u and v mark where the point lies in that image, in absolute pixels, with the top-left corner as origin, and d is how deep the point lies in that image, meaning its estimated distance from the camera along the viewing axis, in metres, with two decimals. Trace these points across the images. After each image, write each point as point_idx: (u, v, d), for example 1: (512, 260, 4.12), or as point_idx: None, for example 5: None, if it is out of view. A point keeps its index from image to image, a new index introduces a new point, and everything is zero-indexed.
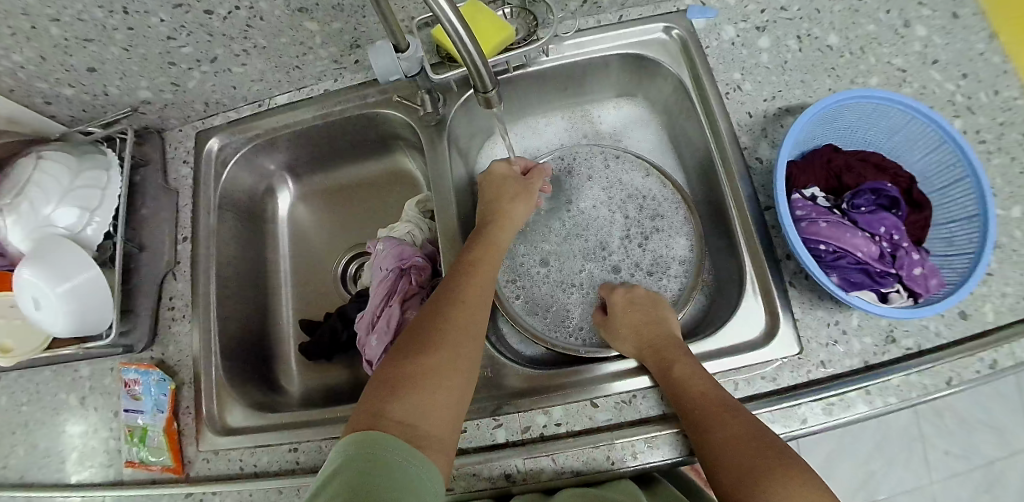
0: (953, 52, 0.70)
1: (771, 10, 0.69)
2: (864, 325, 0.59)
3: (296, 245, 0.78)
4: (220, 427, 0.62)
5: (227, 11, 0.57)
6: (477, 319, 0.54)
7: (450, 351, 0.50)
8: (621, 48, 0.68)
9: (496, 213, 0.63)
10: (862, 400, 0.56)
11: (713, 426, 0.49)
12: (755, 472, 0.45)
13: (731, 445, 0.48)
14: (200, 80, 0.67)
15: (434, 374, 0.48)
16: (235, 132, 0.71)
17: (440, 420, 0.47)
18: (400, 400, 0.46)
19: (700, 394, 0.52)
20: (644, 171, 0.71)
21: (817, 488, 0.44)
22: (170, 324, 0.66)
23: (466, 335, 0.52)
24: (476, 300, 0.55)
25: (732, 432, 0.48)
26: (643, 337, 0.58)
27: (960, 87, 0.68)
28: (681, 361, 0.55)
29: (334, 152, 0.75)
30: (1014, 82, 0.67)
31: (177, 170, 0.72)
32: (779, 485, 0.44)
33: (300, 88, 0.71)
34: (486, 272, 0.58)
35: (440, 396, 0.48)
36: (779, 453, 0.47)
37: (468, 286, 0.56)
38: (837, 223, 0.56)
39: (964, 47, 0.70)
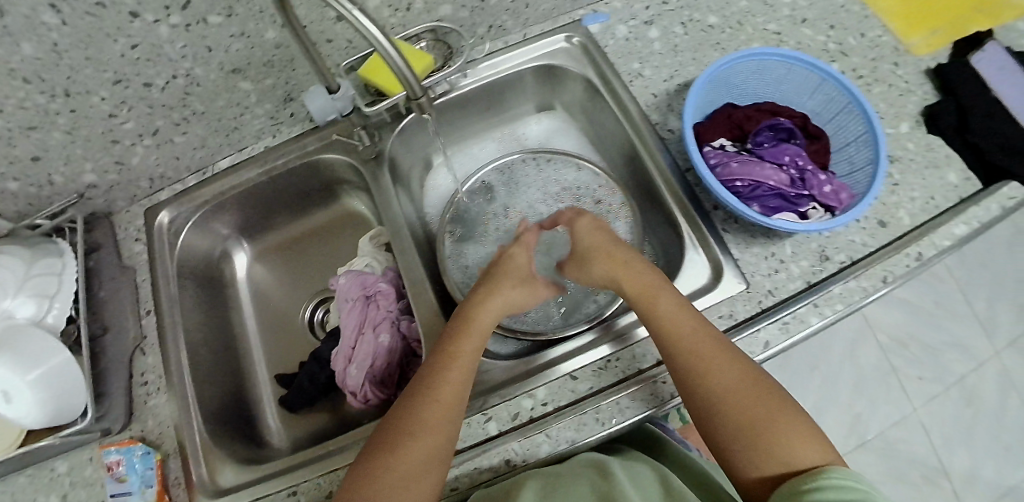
0: (818, 10, 0.80)
1: (654, 5, 0.78)
2: (798, 252, 0.66)
3: (259, 304, 0.79)
4: (212, 489, 0.61)
5: (165, 81, 0.62)
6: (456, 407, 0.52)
7: (428, 437, 0.50)
8: (532, 60, 0.75)
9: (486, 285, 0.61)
10: (812, 313, 0.62)
11: (714, 370, 0.51)
12: (755, 419, 0.49)
13: (733, 394, 0.50)
14: (144, 155, 0.69)
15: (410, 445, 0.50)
16: (184, 202, 0.73)
17: (420, 482, 0.49)
18: (383, 469, 0.49)
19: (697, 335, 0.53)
20: (573, 162, 0.75)
21: (810, 433, 0.49)
22: (146, 400, 0.66)
23: (446, 399, 0.52)
24: (458, 365, 0.54)
25: (732, 380, 0.51)
26: (618, 271, 0.61)
27: (829, 37, 0.78)
28: (665, 298, 0.56)
29: (282, 206, 0.78)
30: (876, 23, 0.80)
31: (130, 249, 0.72)
32: (779, 432, 0.48)
33: (241, 149, 0.75)
34: (466, 350, 0.55)
35: (420, 465, 0.49)
36: (778, 401, 0.50)
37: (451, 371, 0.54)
38: (747, 161, 0.62)
39: (827, 5, 0.80)
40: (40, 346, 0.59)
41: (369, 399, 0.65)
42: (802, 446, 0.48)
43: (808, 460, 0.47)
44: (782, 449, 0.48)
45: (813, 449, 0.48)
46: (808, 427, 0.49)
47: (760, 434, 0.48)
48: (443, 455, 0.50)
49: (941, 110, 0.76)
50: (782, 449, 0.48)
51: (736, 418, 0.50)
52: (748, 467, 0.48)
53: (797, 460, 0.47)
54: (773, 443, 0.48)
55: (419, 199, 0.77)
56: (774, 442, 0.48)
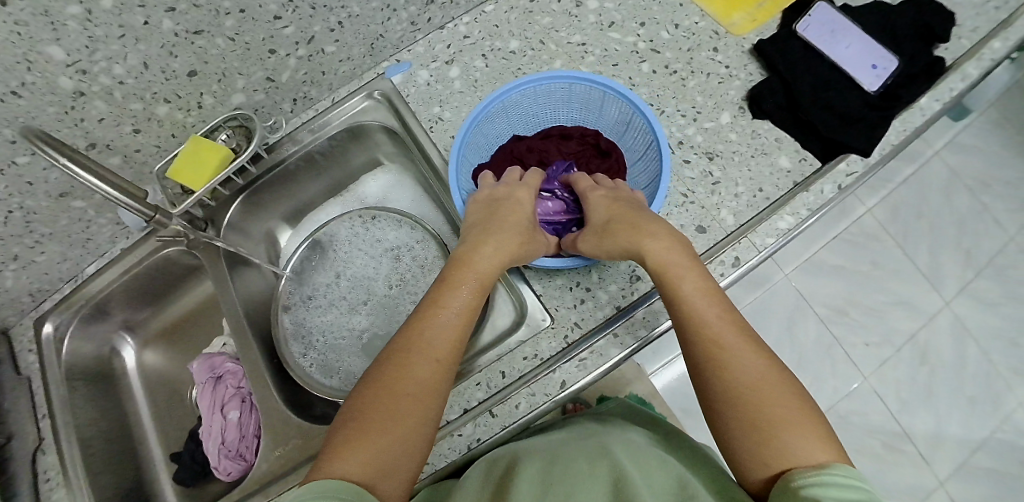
0: (626, 9, 0.76)
1: (455, 42, 0.77)
2: (607, 276, 0.66)
3: (149, 388, 0.87)
4: None
5: (4, 216, 0.68)
6: (443, 376, 0.48)
7: (388, 425, 0.44)
8: (342, 122, 0.77)
9: (480, 232, 0.58)
10: (613, 345, 0.62)
11: (741, 355, 0.46)
12: (786, 411, 0.43)
13: (766, 378, 0.45)
14: (15, 277, 0.77)
15: (418, 400, 0.46)
16: (63, 310, 0.81)
17: (404, 455, 0.43)
18: (362, 438, 0.43)
19: (726, 316, 0.49)
20: (394, 220, 0.78)
21: (826, 433, 0.43)
22: (49, 495, 0.74)
23: (443, 359, 0.48)
24: (455, 329, 0.50)
25: (761, 363, 0.46)
26: (620, 220, 0.58)
27: (640, 36, 0.75)
28: (692, 275, 0.51)
29: (152, 297, 0.85)
30: (692, 10, 0.76)
31: (26, 360, 0.80)
32: (790, 428, 0.42)
33: (102, 254, 0.83)
34: (445, 321, 0.50)
35: (393, 438, 0.43)
36: (798, 394, 0.45)
37: (438, 334, 0.49)
38: None
39: (634, 2, 0.76)
40: None
41: (230, 472, 0.70)
42: (817, 441, 0.42)
43: (823, 456, 0.41)
44: (788, 443, 0.41)
45: (826, 445, 0.42)
46: (819, 422, 0.43)
47: (758, 431, 0.42)
48: (421, 439, 0.45)
49: (762, 92, 0.72)
50: (795, 445, 0.41)
51: (740, 416, 0.44)
52: (757, 465, 0.42)
53: (811, 456, 0.41)
54: (792, 436, 0.42)
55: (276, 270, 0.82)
56: (778, 439, 0.42)
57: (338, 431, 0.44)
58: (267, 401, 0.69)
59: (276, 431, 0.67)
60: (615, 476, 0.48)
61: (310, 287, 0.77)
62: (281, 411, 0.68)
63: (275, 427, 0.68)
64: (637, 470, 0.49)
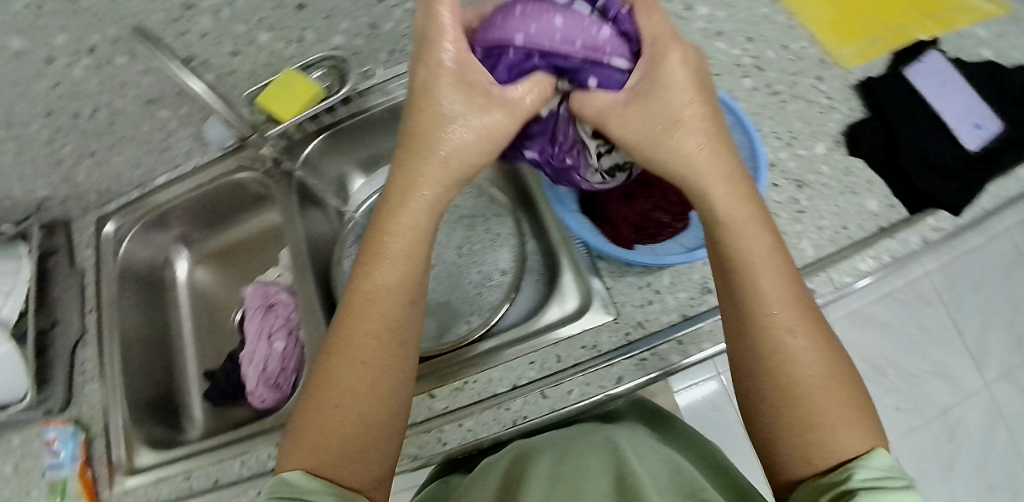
0: (736, 21, 0.76)
1: None
2: (678, 283, 0.65)
3: (193, 305, 0.87)
4: (128, 468, 0.71)
5: (90, 110, 0.70)
6: (379, 338, 0.45)
7: (383, 395, 0.45)
8: None
9: (411, 156, 0.45)
10: (675, 351, 0.61)
11: (785, 325, 0.41)
12: (825, 395, 0.40)
13: (814, 354, 0.41)
14: (87, 172, 0.78)
15: (382, 380, 0.45)
16: (127, 213, 0.82)
17: (375, 428, 0.44)
18: (323, 416, 0.44)
19: (772, 267, 0.42)
20: (472, 191, 0.82)
21: (865, 415, 0.40)
22: (82, 387, 0.75)
23: (390, 332, 0.45)
24: (387, 301, 0.45)
25: (809, 338, 0.41)
26: (654, 133, 0.43)
27: (745, 50, 0.75)
28: (756, 220, 0.43)
29: (214, 219, 0.85)
30: (800, 35, 0.76)
31: (82, 254, 0.82)
32: (827, 411, 0.39)
33: (174, 166, 0.82)
34: (398, 251, 0.46)
35: (377, 409, 0.44)
36: (842, 370, 0.41)
37: (389, 270, 0.46)
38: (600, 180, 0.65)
39: (748, 14, 0.77)
40: None
41: (264, 400, 0.71)
42: (855, 428, 0.39)
43: (858, 445, 0.39)
44: (825, 428, 0.39)
45: (863, 430, 0.39)
46: (860, 403, 0.41)
47: (794, 409, 0.40)
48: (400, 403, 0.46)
49: (861, 131, 0.71)
50: (828, 430, 0.39)
51: (775, 393, 0.41)
52: (789, 445, 0.40)
53: (845, 443, 0.39)
54: (827, 421, 0.39)
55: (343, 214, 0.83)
56: (816, 422, 0.39)
57: (309, 416, 0.44)
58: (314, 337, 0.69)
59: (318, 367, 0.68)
60: (574, 495, 0.49)
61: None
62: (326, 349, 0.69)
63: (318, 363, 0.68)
64: (598, 487, 0.50)
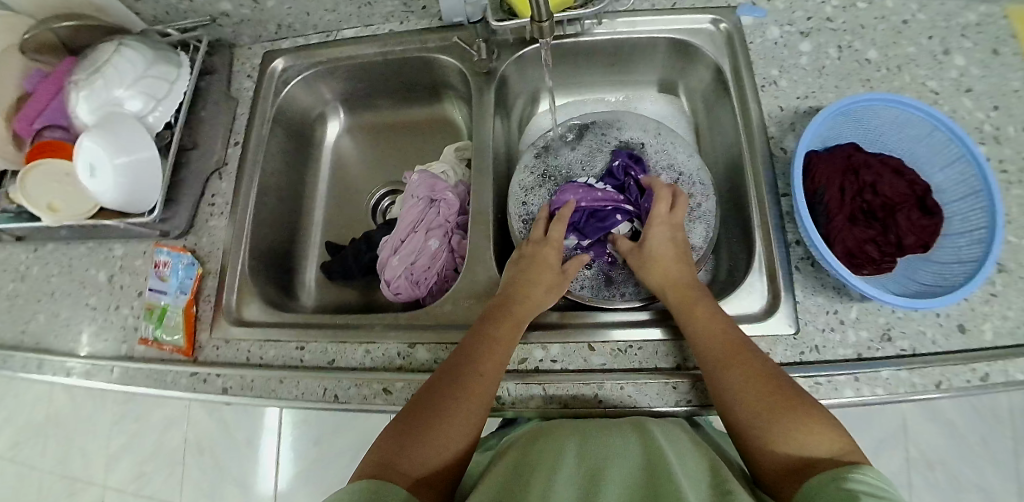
0: (987, 84, 0.69)
1: (817, 19, 0.72)
2: (862, 318, 0.61)
3: (333, 173, 0.84)
4: (235, 318, 0.66)
5: None
6: (484, 383, 0.52)
7: (464, 419, 0.50)
8: (670, 32, 0.73)
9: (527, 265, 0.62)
10: (849, 386, 0.58)
11: (730, 371, 0.51)
12: (775, 411, 0.48)
13: (746, 384, 0.50)
14: (278, 1, 0.71)
15: (442, 411, 0.50)
16: (300, 57, 0.77)
17: (431, 451, 0.48)
18: (406, 443, 0.48)
19: (717, 333, 0.54)
20: (688, 149, 0.72)
21: (825, 421, 0.47)
22: (207, 219, 0.71)
23: (485, 388, 0.52)
24: (502, 346, 0.55)
25: (744, 375, 0.50)
26: (667, 266, 0.61)
27: (989, 118, 0.67)
28: (704, 304, 0.56)
29: (386, 91, 0.81)
30: None
31: (239, 84, 0.77)
32: (790, 425, 0.47)
33: (366, 25, 0.76)
34: (508, 325, 0.57)
35: (432, 441, 0.49)
36: (792, 390, 0.49)
37: (478, 360, 0.54)
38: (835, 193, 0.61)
39: (999, 82, 0.69)
40: (134, 138, 0.64)
41: (398, 293, 0.68)
42: (816, 434, 0.46)
43: (822, 449, 0.45)
44: (782, 442, 0.46)
45: (830, 438, 0.46)
46: (820, 413, 0.47)
47: (767, 425, 0.48)
48: (464, 433, 0.50)
49: None
50: (791, 438, 0.46)
51: (748, 423, 0.49)
52: (771, 454, 0.47)
53: (807, 447, 0.45)
54: (789, 429, 0.46)
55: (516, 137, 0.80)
56: (777, 431, 0.47)
57: (394, 424, 0.50)
58: (475, 251, 0.65)
59: (473, 279, 0.64)
60: (594, 472, 0.44)
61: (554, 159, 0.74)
62: (486, 264, 0.65)
63: (472, 276, 0.64)
64: (618, 476, 0.44)
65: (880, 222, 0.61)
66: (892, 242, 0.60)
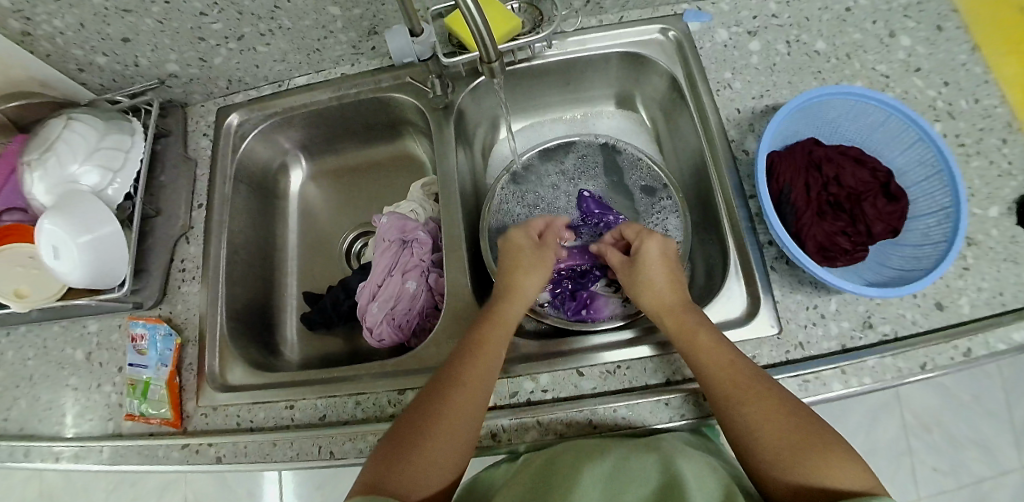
0: (936, 61, 0.70)
1: (763, 16, 0.73)
2: (843, 310, 0.62)
3: (303, 221, 0.84)
4: (220, 384, 0.65)
5: None
6: (475, 399, 0.53)
7: (451, 442, 0.51)
8: (621, 46, 0.73)
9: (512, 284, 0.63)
10: (837, 379, 0.58)
11: (749, 402, 0.51)
12: (796, 446, 0.48)
13: (766, 418, 0.50)
14: (226, 57, 0.71)
15: (436, 433, 0.51)
16: (255, 109, 0.76)
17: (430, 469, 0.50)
18: (402, 463, 0.49)
19: (729, 365, 0.53)
20: (639, 161, 0.75)
21: (849, 456, 0.48)
22: (180, 286, 0.70)
23: (475, 406, 0.53)
24: (492, 367, 0.55)
25: (762, 408, 0.50)
26: (667, 293, 0.61)
27: (941, 94, 0.69)
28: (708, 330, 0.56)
29: (347, 135, 0.81)
30: (994, 91, 0.68)
31: (196, 142, 0.76)
32: (813, 461, 0.47)
33: (318, 71, 0.76)
34: (496, 338, 0.57)
35: (426, 461, 0.50)
36: (813, 425, 0.49)
37: (472, 375, 0.54)
38: (802, 192, 0.61)
39: (946, 57, 0.70)
40: (94, 215, 0.63)
41: (382, 340, 0.67)
42: (841, 468, 0.47)
43: (851, 483, 0.46)
44: (805, 476, 0.47)
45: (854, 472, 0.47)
46: (841, 447, 0.48)
47: (800, 462, 0.47)
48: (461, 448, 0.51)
49: None
50: (811, 469, 0.47)
51: (771, 459, 0.48)
52: (788, 490, 0.47)
53: (830, 481, 0.46)
54: (816, 466, 0.47)
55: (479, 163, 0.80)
56: (801, 466, 0.47)
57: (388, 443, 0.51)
58: (453, 287, 0.65)
59: (455, 318, 0.64)
60: None
61: (524, 192, 0.77)
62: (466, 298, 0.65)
63: (452, 313, 0.65)
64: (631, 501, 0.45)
65: (848, 212, 0.61)
66: (860, 231, 0.61)
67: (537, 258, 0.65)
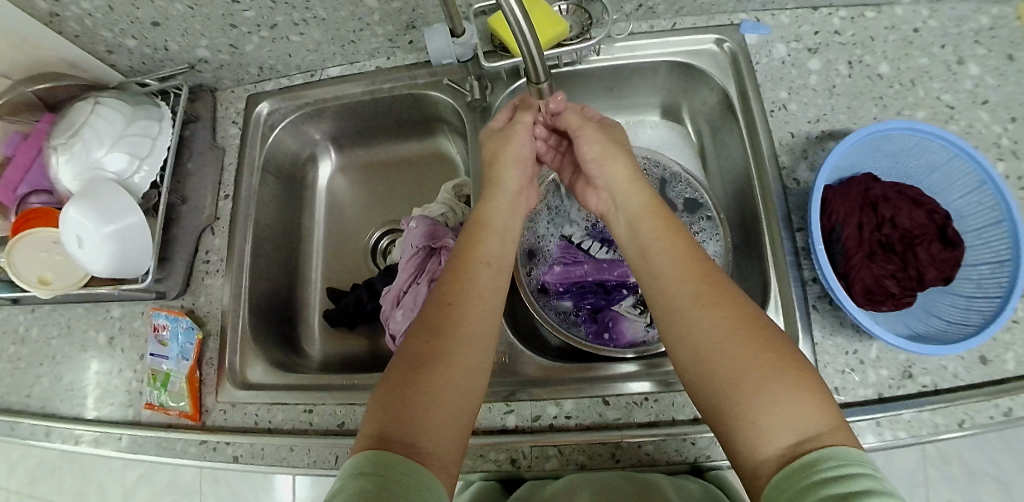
0: (1004, 94, 0.64)
1: (825, 33, 0.68)
2: (883, 357, 0.59)
3: (329, 214, 0.82)
4: (240, 381, 0.65)
5: None
6: (481, 352, 0.48)
7: (444, 387, 0.45)
8: (670, 55, 0.69)
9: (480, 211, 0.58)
10: (871, 431, 0.56)
11: (713, 314, 0.46)
12: (760, 367, 0.42)
13: (732, 335, 0.44)
14: (257, 45, 0.69)
15: (431, 383, 0.45)
16: (285, 99, 0.75)
17: (440, 424, 0.44)
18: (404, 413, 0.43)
19: (705, 282, 0.48)
20: (681, 179, 0.71)
21: (817, 394, 0.41)
22: (203, 278, 0.70)
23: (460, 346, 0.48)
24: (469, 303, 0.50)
25: (728, 325, 0.45)
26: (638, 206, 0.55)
27: (1007, 131, 0.63)
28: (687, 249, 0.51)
29: (377, 129, 0.79)
30: None
31: (224, 130, 0.76)
32: (775, 391, 0.41)
33: (351, 62, 0.74)
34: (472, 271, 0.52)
35: (426, 412, 0.43)
36: (784, 350, 0.43)
37: (456, 306, 0.50)
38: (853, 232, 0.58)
39: (1016, 91, 0.64)
40: (119, 204, 0.62)
41: None
42: (810, 408, 0.40)
43: (811, 425, 0.40)
44: (764, 416, 0.40)
45: (823, 411, 0.40)
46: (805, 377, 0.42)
47: (757, 395, 0.41)
48: (472, 395, 0.47)
49: None
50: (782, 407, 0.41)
51: (728, 385, 0.43)
52: (744, 417, 0.41)
53: (791, 422, 0.40)
54: (771, 394, 0.41)
55: None
56: (761, 402, 0.41)
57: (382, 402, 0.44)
58: None
59: None
60: None
61: (558, 203, 0.74)
62: None
63: None
64: None
65: (899, 255, 0.58)
66: (911, 276, 0.57)
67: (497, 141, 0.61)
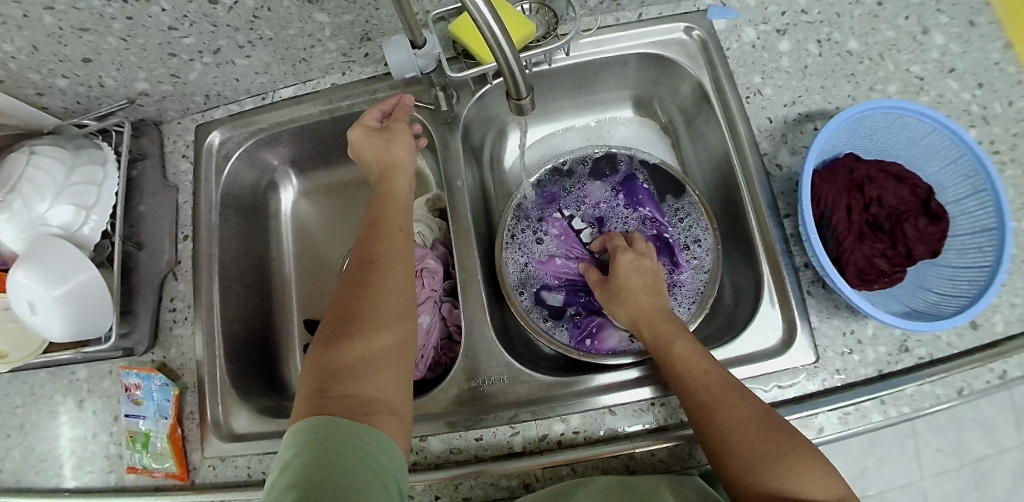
0: (968, 61, 0.64)
1: (791, 13, 0.67)
2: (878, 334, 0.58)
3: (299, 240, 0.79)
4: (226, 433, 0.61)
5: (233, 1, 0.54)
6: (404, 325, 0.50)
7: (383, 359, 0.47)
8: (641, 47, 0.67)
9: (390, 184, 0.58)
10: (877, 410, 0.55)
11: (715, 399, 0.47)
12: (768, 452, 0.43)
13: (735, 420, 0.45)
14: (202, 71, 0.64)
15: (365, 358, 0.46)
16: (238, 125, 0.70)
17: (385, 393, 0.45)
18: (340, 383, 0.44)
19: (704, 377, 0.49)
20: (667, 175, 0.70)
21: (823, 462, 0.43)
22: (172, 327, 0.65)
23: (394, 318, 0.49)
24: (394, 274, 0.51)
25: (737, 416, 0.46)
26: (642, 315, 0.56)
27: (974, 97, 0.63)
28: (679, 336, 0.53)
29: (340, 147, 0.76)
30: None
31: (176, 165, 0.71)
32: (784, 467, 0.42)
33: (306, 80, 0.70)
34: (398, 285, 0.51)
35: (365, 385, 0.45)
36: (788, 430, 0.45)
37: (388, 322, 0.49)
38: (842, 214, 0.58)
39: (978, 57, 0.64)
40: (69, 261, 0.57)
41: None
42: (817, 474, 0.42)
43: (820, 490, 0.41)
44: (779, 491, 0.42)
45: (829, 478, 0.42)
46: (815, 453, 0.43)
47: (770, 478, 0.42)
48: (408, 365, 0.49)
49: None
50: (794, 477, 0.42)
51: (743, 472, 0.43)
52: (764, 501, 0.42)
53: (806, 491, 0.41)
54: (785, 475, 0.42)
55: (486, 173, 0.75)
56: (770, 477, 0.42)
57: (315, 375, 0.46)
58: (470, 323, 0.62)
59: (474, 358, 0.61)
60: None
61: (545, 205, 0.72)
62: (488, 338, 0.61)
63: (472, 351, 0.61)
64: None
65: (888, 233, 0.58)
66: (901, 252, 0.57)
67: (383, 140, 0.59)
